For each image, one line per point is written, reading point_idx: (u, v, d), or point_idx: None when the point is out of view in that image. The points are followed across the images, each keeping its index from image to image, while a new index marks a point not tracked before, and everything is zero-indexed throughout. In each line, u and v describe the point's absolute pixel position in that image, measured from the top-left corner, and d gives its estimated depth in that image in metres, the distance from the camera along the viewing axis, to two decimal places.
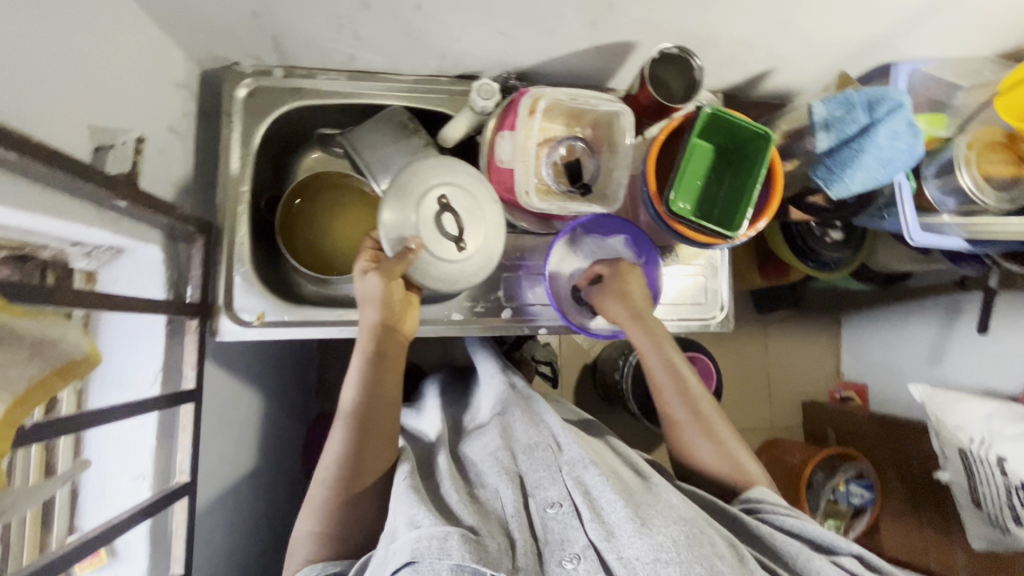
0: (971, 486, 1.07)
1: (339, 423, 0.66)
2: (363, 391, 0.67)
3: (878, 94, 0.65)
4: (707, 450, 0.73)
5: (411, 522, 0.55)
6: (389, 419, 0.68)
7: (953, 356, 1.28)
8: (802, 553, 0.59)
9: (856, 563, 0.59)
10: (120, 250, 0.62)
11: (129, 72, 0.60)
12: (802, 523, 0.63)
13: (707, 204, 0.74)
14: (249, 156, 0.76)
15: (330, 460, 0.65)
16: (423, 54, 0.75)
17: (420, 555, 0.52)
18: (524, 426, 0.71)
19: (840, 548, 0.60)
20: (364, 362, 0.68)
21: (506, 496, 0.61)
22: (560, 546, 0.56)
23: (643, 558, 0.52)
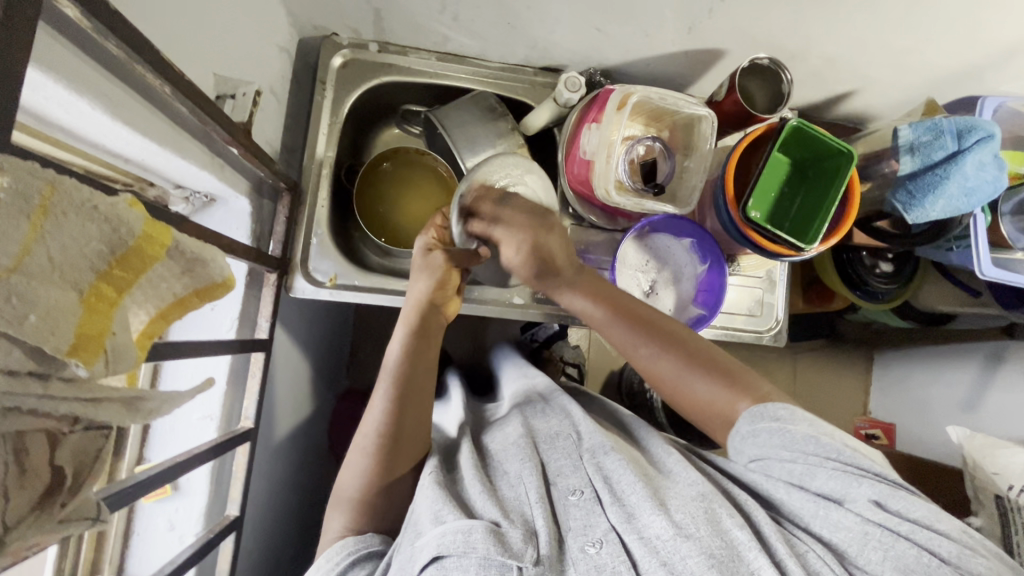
0: (1004, 534, 1.01)
1: (380, 392, 0.66)
2: (407, 362, 0.67)
3: (968, 123, 0.65)
4: (697, 383, 0.61)
5: (437, 519, 0.53)
6: (428, 391, 0.69)
7: (993, 404, 1.25)
8: (818, 509, 0.50)
9: (876, 510, 0.48)
10: (212, 198, 0.66)
11: (247, 29, 0.63)
12: (816, 470, 0.51)
13: (779, 216, 0.75)
14: (336, 124, 0.78)
15: (370, 427, 0.65)
16: (516, 42, 0.77)
17: (446, 550, 0.49)
18: (549, 416, 0.71)
19: (855, 493, 0.49)
20: (408, 335, 0.68)
21: (528, 483, 0.58)
22: (582, 532, 0.53)
23: (664, 536, 0.49)
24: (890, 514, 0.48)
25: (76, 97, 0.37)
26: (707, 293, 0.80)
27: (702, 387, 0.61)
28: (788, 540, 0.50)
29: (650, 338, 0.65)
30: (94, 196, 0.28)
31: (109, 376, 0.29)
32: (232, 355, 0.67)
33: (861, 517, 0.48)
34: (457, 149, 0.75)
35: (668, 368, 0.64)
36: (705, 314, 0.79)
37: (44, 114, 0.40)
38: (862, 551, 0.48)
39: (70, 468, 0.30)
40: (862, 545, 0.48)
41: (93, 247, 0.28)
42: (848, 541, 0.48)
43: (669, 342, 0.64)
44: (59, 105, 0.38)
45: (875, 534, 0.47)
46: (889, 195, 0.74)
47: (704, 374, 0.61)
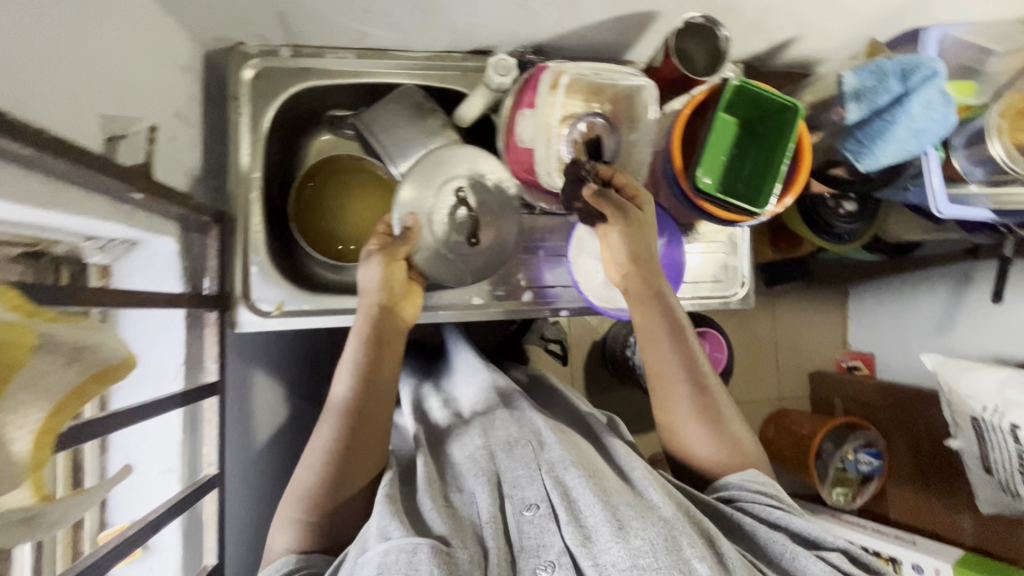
0: (981, 453, 1.08)
1: (330, 419, 0.62)
2: (360, 380, 0.64)
3: (912, 62, 0.63)
4: (698, 432, 0.66)
5: (381, 535, 0.53)
6: (384, 408, 0.65)
7: (966, 325, 1.27)
8: (788, 549, 0.55)
9: (843, 561, 0.54)
10: (133, 242, 0.61)
11: (133, 55, 0.57)
12: (791, 517, 0.58)
13: (731, 179, 0.72)
14: (259, 141, 0.73)
15: (319, 447, 0.62)
16: (437, 29, 0.72)
17: (385, 569, 0.49)
18: (508, 424, 0.68)
19: (828, 543, 0.56)
20: (362, 346, 0.65)
21: (480, 501, 0.58)
22: (535, 553, 0.53)
23: (618, 565, 0.49)
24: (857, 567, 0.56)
25: None
26: (670, 268, 0.76)
27: (703, 436, 0.66)
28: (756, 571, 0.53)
29: (692, 380, 0.66)
30: None
31: None
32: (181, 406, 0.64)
33: (832, 565, 0.54)
34: (385, 153, 0.71)
35: (682, 407, 0.67)
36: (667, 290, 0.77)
37: None
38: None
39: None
40: None
41: None
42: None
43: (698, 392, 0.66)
44: None
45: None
46: (839, 145, 0.72)
47: (710, 431, 0.66)
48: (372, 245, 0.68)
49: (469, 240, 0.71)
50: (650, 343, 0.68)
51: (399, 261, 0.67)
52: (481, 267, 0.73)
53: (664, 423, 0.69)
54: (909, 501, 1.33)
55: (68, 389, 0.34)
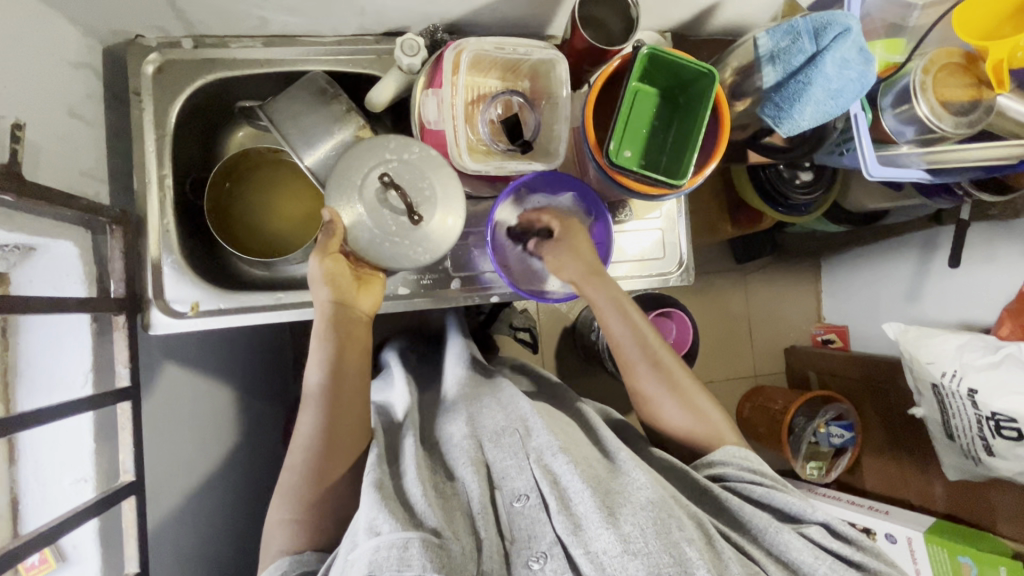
0: (944, 419, 1.07)
1: (308, 410, 0.66)
2: (327, 374, 0.66)
3: (824, 19, 0.60)
4: (676, 413, 0.73)
5: (369, 529, 0.52)
6: (358, 400, 0.67)
7: (933, 291, 1.26)
8: (772, 526, 0.58)
9: (826, 537, 0.58)
10: (30, 249, 0.59)
11: (5, 51, 0.55)
12: (773, 495, 0.63)
13: (652, 152, 0.70)
14: (165, 137, 0.71)
15: (300, 443, 0.65)
16: (340, 11, 0.69)
17: (377, 567, 0.48)
18: (494, 411, 0.69)
19: (810, 518, 0.60)
20: (326, 342, 0.66)
21: (472, 488, 0.59)
22: (527, 545, 0.54)
23: (610, 552, 0.50)
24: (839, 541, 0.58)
25: None
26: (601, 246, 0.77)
27: (682, 417, 0.73)
28: (750, 555, 0.56)
29: (656, 369, 0.73)
30: None
31: None
32: (92, 412, 0.63)
33: (814, 542, 0.57)
34: (291, 144, 0.68)
35: (657, 392, 0.73)
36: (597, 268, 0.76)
37: None
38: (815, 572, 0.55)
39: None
40: (815, 559, 0.55)
41: None
42: (800, 560, 0.56)
43: (669, 379, 0.73)
44: None
45: (826, 560, 0.55)
46: (758, 110, 0.69)
47: (687, 408, 0.73)
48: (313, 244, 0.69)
49: (412, 218, 0.66)
50: (617, 343, 0.75)
51: (334, 253, 0.66)
52: (438, 241, 0.67)
53: (641, 398, 0.75)
54: (882, 471, 1.32)
55: None
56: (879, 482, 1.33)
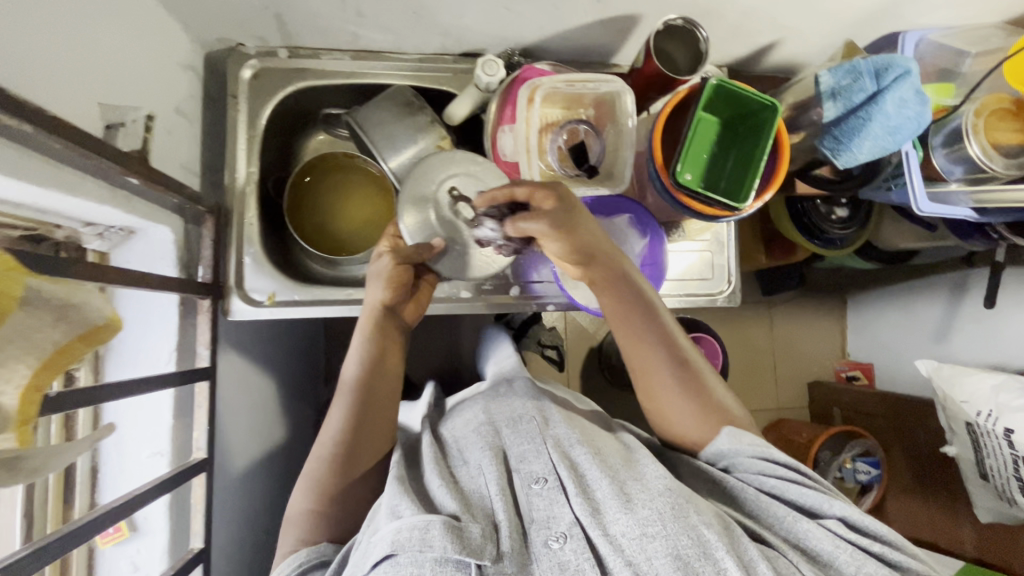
0: (978, 459, 1.07)
1: (341, 400, 0.69)
2: (364, 369, 0.69)
3: (885, 61, 0.65)
4: (684, 415, 0.67)
5: (392, 513, 0.55)
6: (388, 396, 0.71)
7: (961, 333, 1.27)
8: (789, 514, 0.57)
9: (843, 528, 0.56)
10: (131, 231, 0.63)
11: (135, 50, 0.60)
12: (789, 484, 0.59)
13: (713, 176, 0.74)
14: (255, 138, 0.76)
15: (328, 437, 0.67)
16: (428, 31, 0.75)
17: (400, 547, 0.51)
18: (510, 401, 0.72)
19: (826, 511, 0.57)
20: (366, 338, 0.70)
21: (487, 473, 0.60)
22: (545, 525, 0.54)
23: (628, 535, 0.51)
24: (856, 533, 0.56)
25: None
26: (651, 267, 0.79)
27: (689, 421, 0.67)
28: (764, 540, 0.55)
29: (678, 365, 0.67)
30: None
31: None
32: (173, 390, 0.66)
33: (831, 532, 0.55)
34: (378, 151, 0.74)
35: (671, 390, 0.67)
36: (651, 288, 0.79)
37: None
38: (837, 559, 0.53)
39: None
40: (838, 550, 0.53)
41: None
42: (823, 551, 0.54)
43: (682, 371, 0.67)
44: None
45: (846, 548, 0.53)
46: (817, 143, 0.73)
47: (694, 407, 0.67)
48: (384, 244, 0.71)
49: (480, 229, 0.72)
50: (617, 325, 0.70)
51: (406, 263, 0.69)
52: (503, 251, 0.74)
53: (655, 408, 0.69)
54: (910, 510, 1.30)
55: (54, 350, 0.35)
56: (907, 522, 1.31)
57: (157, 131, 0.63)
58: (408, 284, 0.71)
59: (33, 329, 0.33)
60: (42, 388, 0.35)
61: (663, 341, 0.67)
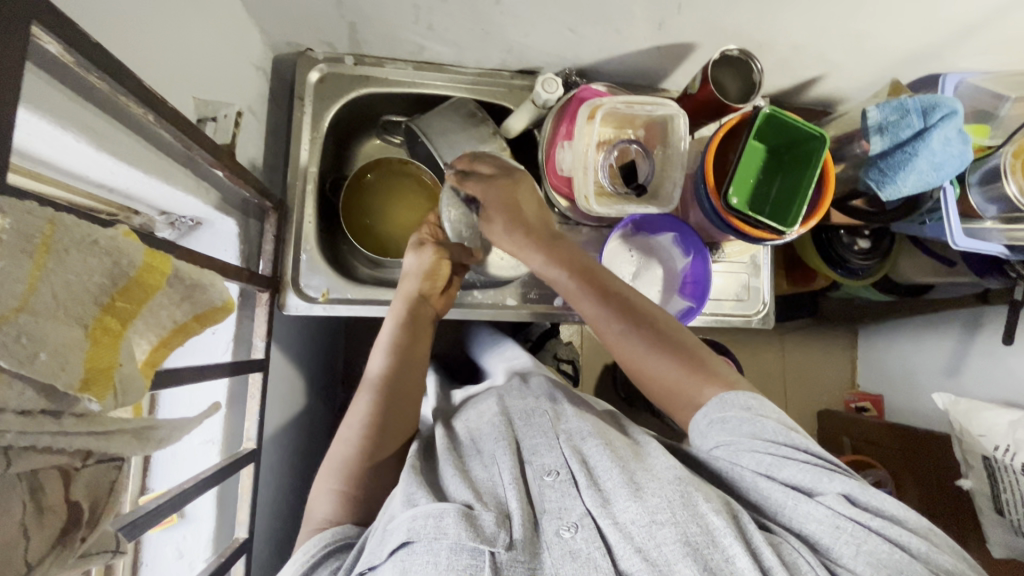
0: (993, 493, 1.03)
1: (364, 393, 0.68)
2: (394, 357, 0.70)
3: (931, 101, 0.68)
4: (664, 363, 0.64)
5: (409, 501, 0.54)
6: (413, 386, 0.71)
7: (974, 367, 1.22)
8: (789, 499, 0.52)
9: (845, 503, 0.50)
10: (199, 222, 0.65)
11: (220, 47, 0.62)
12: (782, 462, 0.53)
13: (759, 201, 0.76)
14: (318, 139, 0.79)
15: (354, 422, 0.66)
16: (491, 47, 0.78)
17: (416, 534, 0.49)
18: (525, 394, 0.71)
19: (824, 488, 0.51)
20: (397, 327, 0.72)
21: (501, 464, 0.59)
22: (557, 515, 0.52)
23: (637, 522, 0.48)
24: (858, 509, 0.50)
25: (60, 130, 0.37)
26: (694, 285, 0.81)
27: (667, 366, 0.64)
28: (766, 533, 0.51)
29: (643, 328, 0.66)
30: (92, 230, 0.28)
31: (120, 407, 0.30)
32: (229, 378, 0.66)
33: (832, 509, 0.49)
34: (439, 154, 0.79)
35: (637, 346, 0.66)
36: (693, 305, 0.81)
37: (23, 147, 0.39)
38: (837, 544, 0.48)
39: (86, 502, 0.30)
40: (835, 537, 0.48)
41: (96, 281, 0.28)
42: (820, 532, 0.49)
43: (633, 318, 0.67)
44: (42, 138, 0.38)
45: (846, 527, 0.48)
46: (862, 175, 0.76)
47: (671, 354, 0.65)
48: (422, 236, 0.77)
49: None
50: (574, 297, 0.70)
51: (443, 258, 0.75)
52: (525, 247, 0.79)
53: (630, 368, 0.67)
54: None
55: (173, 327, 0.36)
56: None
57: (244, 127, 0.69)
58: (445, 280, 0.76)
59: (162, 307, 0.34)
60: (156, 364, 0.35)
61: (604, 295, 0.68)
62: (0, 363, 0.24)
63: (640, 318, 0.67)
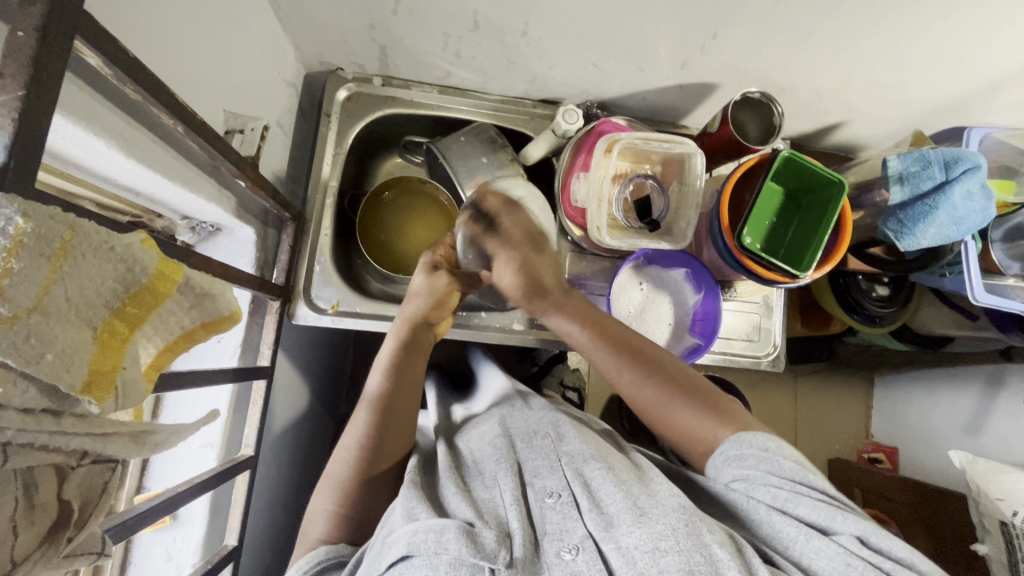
0: (1012, 561, 0.92)
1: (363, 409, 0.68)
2: (391, 376, 0.69)
3: (955, 153, 0.67)
4: (682, 412, 0.63)
5: (409, 516, 0.52)
6: (411, 407, 0.70)
7: (994, 428, 1.12)
8: (801, 534, 0.50)
9: (859, 546, 0.49)
10: (219, 228, 0.65)
11: (256, 62, 0.64)
12: (798, 499, 0.52)
13: (773, 244, 0.76)
14: (340, 154, 0.81)
15: (351, 440, 0.66)
16: (516, 77, 0.80)
17: (416, 549, 0.48)
18: (528, 416, 0.69)
19: (838, 527, 0.50)
20: (396, 347, 0.71)
21: (503, 485, 0.57)
22: (558, 537, 0.50)
23: (641, 548, 0.46)
24: (871, 551, 0.49)
25: (92, 136, 0.39)
26: (704, 322, 0.81)
27: (686, 414, 0.63)
28: (777, 570, 0.49)
29: (652, 375, 0.66)
30: (110, 237, 0.29)
31: (118, 411, 0.31)
32: (233, 384, 0.66)
33: (845, 548, 0.48)
34: (457, 177, 0.81)
35: (650, 394, 0.65)
36: (702, 343, 0.80)
37: (58, 151, 0.41)
38: None
39: (55, 503, 0.30)
40: None
41: (108, 286, 0.29)
42: (830, 571, 0.48)
43: (649, 368, 0.66)
44: (74, 143, 0.40)
45: (858, 567, 0.47)
46: (881, 224, 0.76)
47: (688, 401, 0.63)
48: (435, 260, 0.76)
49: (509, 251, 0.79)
50: (585, 347, 0.70)
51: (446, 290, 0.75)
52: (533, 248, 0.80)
53: (649, 412, 0.66)
54: None
55: (181, 333, 0.37)
56: None
57: (270, 140, 0.71)
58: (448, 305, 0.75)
59: (168, 313, 0.35)
60: (161, 367, 0.36)
61: (625, 347, 0.67)
62: (9, 362, 0.25)
63: (648, 362, 0.66)
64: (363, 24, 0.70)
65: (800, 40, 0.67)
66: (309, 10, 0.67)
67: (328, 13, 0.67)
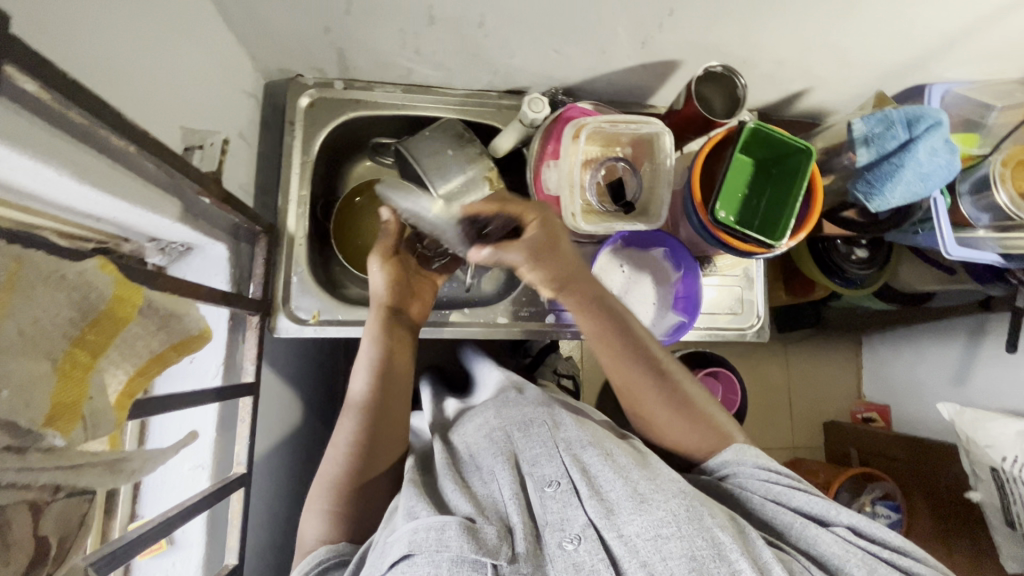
0: (1005, 506, 0.95)
1: (348, 415, 0.66)
2: (375, 377, 0.68)
3: (916, 111, 0.68)
4: (675, 419, 0.63)
5: (409, 514, 0.52)
6: (401, 407, 0.69)
7: (980, 378, 1.14)
8: (798, 521, 0.52)
9: (853, 535, 0.51)
10: (190, 247, 0.64)
11: (210, 75, 0.63)
12: (792, 492, 0.55)
13: (748, 215, 0.76)
14: (308, 161, 0.80)
15: (341, 444, 0.65)
16: (479, 70, 0.79)
17: (417, 547, 0.48)
18: (518, 406, 0.67)
19: (834, 518, 0.52)
20: (378, 348, 0.69)
21: (501, 479, 0.56)
22: (559, 527, 0.51)
23: (643, 535, 0.47)
24: (866, 540, 0.51)
25: (40, 164, 0.38)
26: (685, 300, 0.81)
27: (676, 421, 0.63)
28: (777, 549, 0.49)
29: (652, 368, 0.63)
30: (60, 266, 0.30)
31: (90, 439, 0.32)
32: (219, 403, 0.66)
33: (842, 537, 0.50)
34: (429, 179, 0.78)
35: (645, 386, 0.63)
36: (685, 320, 0.80)
37: (7, 182, 0.40)
38: (847, 564, 0.48)
39: (31, 541, 0.30)
40: (845, 558, 0.48)
41: (63, 316, 0.30)
42: (829, 554, 0.49)
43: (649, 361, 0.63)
44: (24, 173, 0.39)
45: (856, 552, 0.49)
46: (851, 187, 0.76)
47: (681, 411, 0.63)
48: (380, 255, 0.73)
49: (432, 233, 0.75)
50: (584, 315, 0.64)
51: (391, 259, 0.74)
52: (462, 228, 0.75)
53: (637, 400, 0.65)
54: None
55: (152, 356, 0.36)
56: None
57: (232, 153, 0.70)
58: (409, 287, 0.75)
59: (131, 337, 0.34)
60: (134, 394, 0.35)
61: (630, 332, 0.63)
62: None
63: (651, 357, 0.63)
64: (318, 28, 0.69)
65: (756, 10, 0.67)
66: (260, 19, 0.66)
67: (280, 19, 0.66)
